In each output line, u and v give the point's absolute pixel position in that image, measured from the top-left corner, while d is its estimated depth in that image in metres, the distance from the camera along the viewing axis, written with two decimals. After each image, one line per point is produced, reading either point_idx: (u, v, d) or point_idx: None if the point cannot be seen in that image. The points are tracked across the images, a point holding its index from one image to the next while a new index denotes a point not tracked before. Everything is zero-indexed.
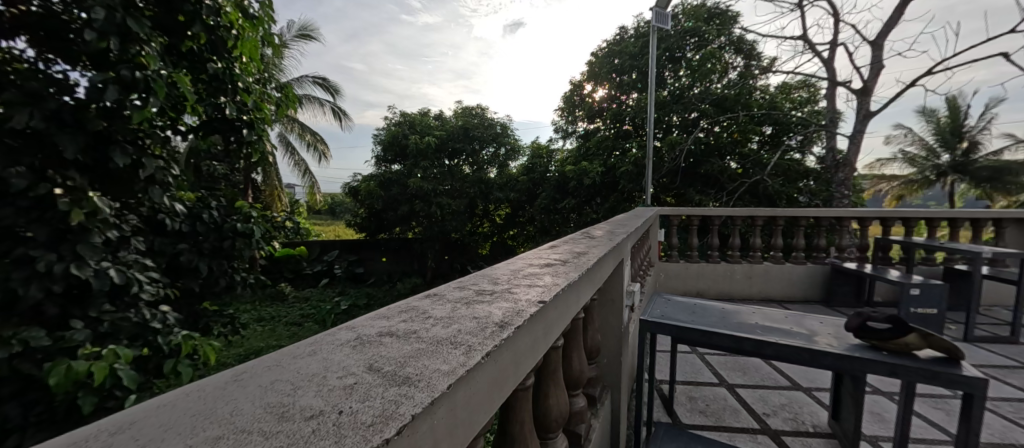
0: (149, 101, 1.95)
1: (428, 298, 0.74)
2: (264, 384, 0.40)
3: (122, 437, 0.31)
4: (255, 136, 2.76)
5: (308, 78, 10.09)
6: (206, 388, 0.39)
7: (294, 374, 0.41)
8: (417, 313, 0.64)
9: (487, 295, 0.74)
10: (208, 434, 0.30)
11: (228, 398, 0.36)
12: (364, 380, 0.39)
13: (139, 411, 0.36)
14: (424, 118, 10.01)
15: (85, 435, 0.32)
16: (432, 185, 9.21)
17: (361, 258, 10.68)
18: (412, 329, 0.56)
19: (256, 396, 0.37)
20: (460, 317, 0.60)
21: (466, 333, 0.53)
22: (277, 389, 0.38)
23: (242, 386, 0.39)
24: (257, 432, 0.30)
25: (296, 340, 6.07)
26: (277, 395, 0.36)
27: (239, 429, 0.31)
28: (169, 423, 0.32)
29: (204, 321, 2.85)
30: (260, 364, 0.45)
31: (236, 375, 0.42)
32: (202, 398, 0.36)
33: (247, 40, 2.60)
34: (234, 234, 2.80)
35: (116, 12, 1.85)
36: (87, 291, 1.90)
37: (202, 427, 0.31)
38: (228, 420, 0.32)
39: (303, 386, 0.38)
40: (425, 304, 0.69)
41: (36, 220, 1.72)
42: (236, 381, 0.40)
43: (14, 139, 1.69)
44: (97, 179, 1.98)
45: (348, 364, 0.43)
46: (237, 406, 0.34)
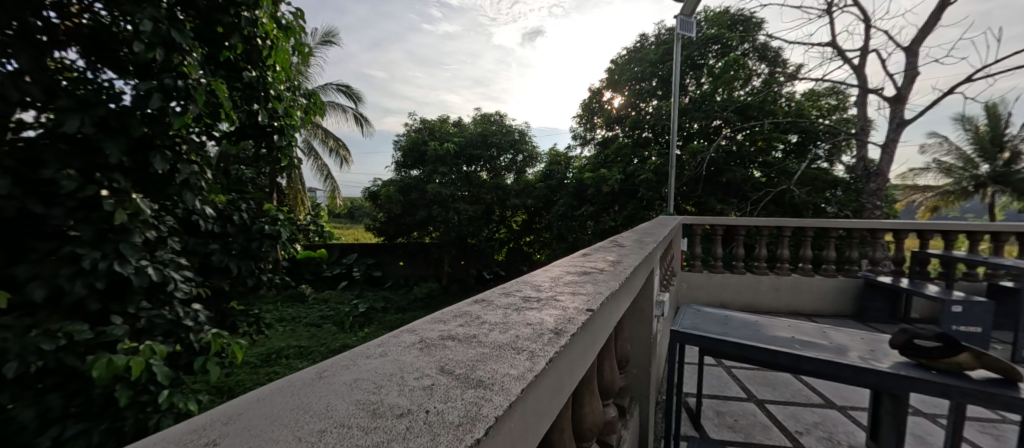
0: (189, 108, 2.05)
1: (478, 304, 0.75)
2: (345, 382, 0.41)
3: (235, 426, 0.33)
4: (285, 142, 2.89)
5: (333, 86, 10.40)
6: (295, 383, 0.42)
7: (373, 373, 0.42)
8: (472, 318, 0.65)
9: (535, 302, 0.74)
10: (310, 428, 0.32)
11: (317, 394, 0.38)
12: (440, 381, 0.41)
13: (240, 403, 0.38)
14: (443, 124, 10.12)
15: (200, 423, 0.34)
16: (449, 191, 9.25)
17: (378, 262, 10.83)
18: (471, 333, 0.57)
19: (346, 393, 0.38)
20: (514, 323, 0.61)
21: (526, 338, 0.53)
22: (362, 387, 0.39)
23: (328, 382, 0.41)
24: (355, 425, 0.32)
25: (315, 341, 6.18)
26: (362, 393, 0.38)
27: (337, 422, 0.32)
28: (272, 415, 0.34)
29: (232, 319, 2.96)
30: (335, 362, 0.47)
31: (320, 371, 0.45)
32: (297, 392, 0.39)
33: (281, 50, 2.70)
34: (261, 235, 2.92)
35: (162, 25, 1.96)
36: (122, 289, 1.97)
37: (304, 421, 0.33)
38: (327, 414, 0.34)
39: (386, 384, 0.40)
40: (477, 308, 0.71)
41: (83, 220, 1.82)
42: (321, 378, 0.42)
43: (65, 143, 1.81)
44: (138, 182, 2.08)
45: (423, 366, 0.44)
46: (329, 402, 0.36)
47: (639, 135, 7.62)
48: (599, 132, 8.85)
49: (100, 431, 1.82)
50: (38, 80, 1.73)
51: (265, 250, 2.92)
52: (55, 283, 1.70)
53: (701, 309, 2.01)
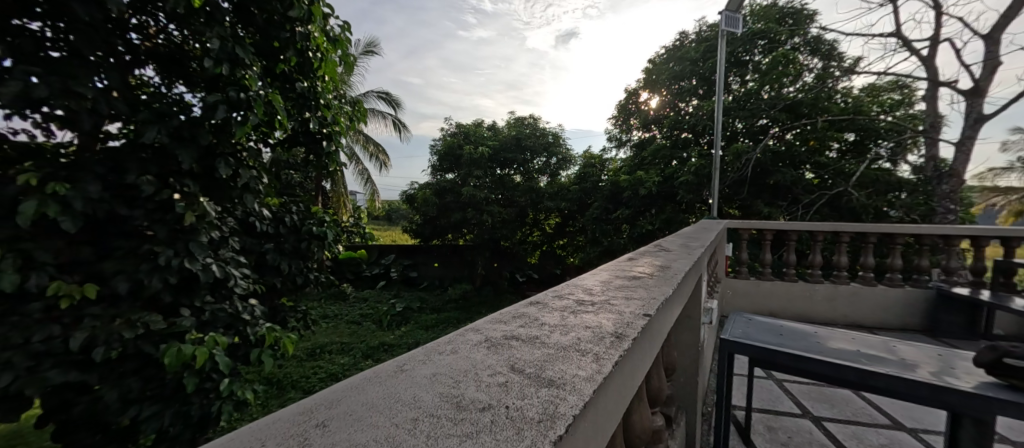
0: (249, 118, 2.21)
1: (534, 306, 0.78)
2: (423, 377, 0.49)
3: (342, 409, 0.42)
4: (332, 148, 3.03)
5: (373, 93, 10.82)
6: (382, 375, 0.50)
7: (449, 369, 0.49)
8: (530, 320, 0.68)
9: (590, 306, 0.75)
10: (404, 417, 0.39)
11: (403, 385, 0.46)
12: (513, 379, 0.46)
13: (342, 391, 0.48)
14: (478, 128, 10.23)
15: (315, 406, 0.44)
16: (483, 194, 9.32)
17: (414, 263, 11.09)
18: (532, 334, 0.60)
19: (429, 386, 0.45)
20: (573, 326, 0.63)
21: (587, 341, 0.56)
22: (443, 381, 0.46)
23: (411, 375, 0.48)
24: (443, 417, 0.38)
25: (354, 338, 6.43)
26: (443, 387, 0.45)
27: (426, 414, 0.39)
28: (371, 402, 0.43)
29: (283, 314, 3.15)
30: (413, 357, 0.55)
31: (402, 365, 0.53)
32: (386, 382, 0.47)
33: (330, 61, 2.85)
34: (310, 236, 3.08)
35: (228, 43, 2.13)
36: (191, 285, 2.16)
37: (398, 411, 0.40)
38: (415, 406, 0.41)
39: (462, 380, 0.46)
40: (534, 311, 0.73)
41: (157, 221, 2.00)
42: (404, 371, 0.50)
43: (145, 152, 2.00)
44: (205, 186, 2.27)
45: (494, 364, 0.49)
46: (417, 394, 0.43)
47: (679, 136, 7.37)
48: (635, 134, 8.66)
49: (170, 414, 1.99)
50: (124, 96, 1.92)
51: (313, 251, 3.08)
52: (136, 278, 1.88)
53: (751, 318, 1.93)
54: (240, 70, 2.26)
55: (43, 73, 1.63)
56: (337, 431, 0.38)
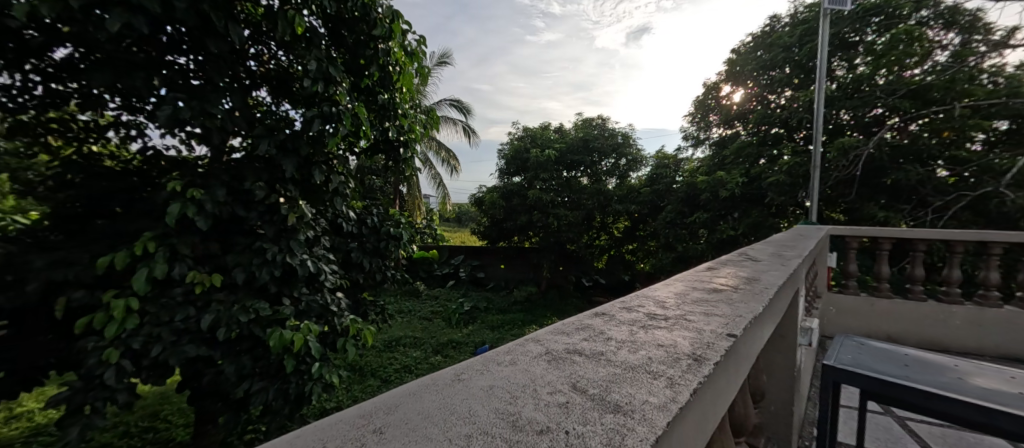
0: (339, 129, 2.41)
1: (602, 318, 0.91)
2: (479, 387, 0.58)
3: (398, 416, 0.51)
4: (409, 155, 3.18)
5: (446, 101, 11.34)
6: (438, 383, 0.60)
7: (504, 385, 0.58)
8: (597, 333, 0.80)
9: (664, 320, 0.88)
10: (458, 431, 0.47)
11: (459, 396, 0.55)
12: (573, 399, 0.54)
13: (400, 394, 0.58)
14: (545, 131, 10.17)
15: (376, 408, 0.54)
16: (550, 196, 9.26)
17: (482, 263, 11.29)
18: (598, 350, 0.71)
19: (484, 400, 0.54)
20: (646, 343, 0.73)
21: (659, 362, 0.64)
22: (499, 396, 0.55)
23: (467, 386, 0.58)
24: (496, 433, 0.46)
25: (426, 333, 6.75)
26: (498, 402, 0.53)
27: (479, 429, 0.47)
28: (425, 412, 0.52)
29: (365, 308, 3.39)
30: (469, 368, 0.65)
31: (458, 375, 0.63)
32: (441, 391, 0.57)
33: (407, 74, 3.00)
34: (388, 237, 3.27)
35: (324, 63, 2.35)
36: (291, 278, 2.41)
37: (455, 423, 0.49)
38: (470, 420, 0.49)
39: (518, 396, 0.55)
40: (601, 323, 0.86)
41: (268, 220, 2.27)
42: (460, 381, 0.60)
43: (259, 162, 2.29)
44: (303, 192, 2.53)
45: (554, 381, 0.59)
46: (471, 407, 0.52)
47: (768, 132, 6.66)
48: (715, 131, 8.06)
49: (274, 391, 2.24)
50: (244, 114, 2.22)
51: (390, 250, 3.27)
52: (250, 270, 2.16)
53: (864, 343, 1.67)
54: (334, 88, 2.48)
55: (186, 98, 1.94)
56: (396, 437, 0.47)
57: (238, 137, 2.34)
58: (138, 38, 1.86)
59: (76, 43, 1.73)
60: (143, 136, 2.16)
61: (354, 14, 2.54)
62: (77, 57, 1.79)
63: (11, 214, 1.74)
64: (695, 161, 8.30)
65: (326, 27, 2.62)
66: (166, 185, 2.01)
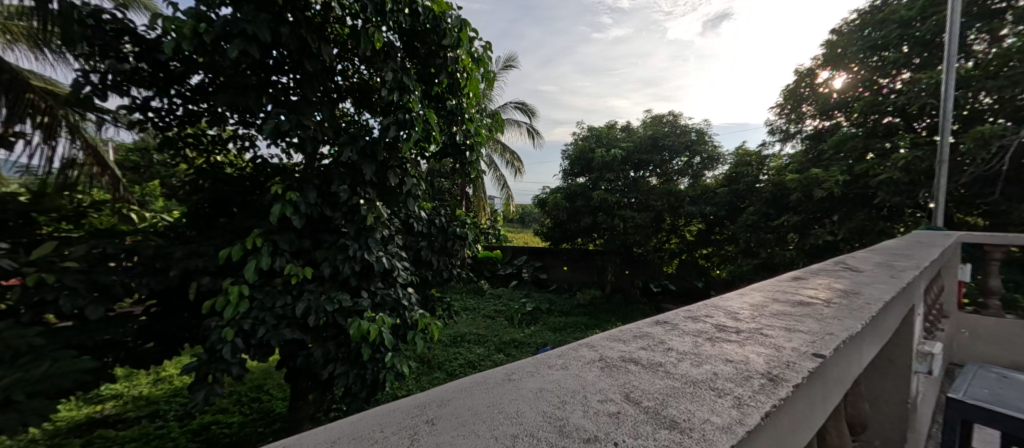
0: (411, 134, 2.50)
1: (661, 327, 0.86)
2: (529, 389, 0.59)
3: (447, 409, 0.55)
4: (474, 158, 3.20)
5: (511, 104, 11.49)
6: (490, 381, 0.62)
7: (555, 389, 0.58)
8: (657, 342, 0.75)
9: (735, 334, 0.81)
10: (504, 431, 0.49)
11: (509, 396, 0.57)
12: (626, 410, 0.53)
13: (451, 389, 0.62)
14: (610, 131, 9.48)
15: (428, 400, 0.58)
16: (615, 197, 8.51)
17: (545, 265, 10.83)
18: (656, 360, 0.67)
19: (533, 402, 0.55)
20: (710, 357, 0.68)
21: (725, 378, 0.60)
22: (548, 400, 0.55)
23: (517, 387, 0.60)
24: (543, 438, 0.47)
25: (492, 330, 6.87)
26: (546, 406, 0.54)
27: (525, 431, 0.48)
28: (474, 408, 0.54)
29: (433, 304, 3.52)
30: (521, 369, 0.67)
31: (510, 375, 0.64)
32: (490, 389, 0.59)
33: (474, 80, 3.03)
34: (455, 236, 3.36)
35: (399, 74, 2.48)
36: (369, 273, 2.58)
37: (502, 422, 0.50)
38: (517, 421, 0.50)
39: (567, 402, 0.55)
40: (660, 333, 0.81)
41: (350, 219, 2.45)
42: (510, 381, 0.62)
43: (343, 168, 2.49)
44: (380, 194, 2.68)
45: (607, 389, 0.58)
46: (520, 408, 0.53)
47: (876, 123, 5.85)
48: (809, 123, 7.21)
49: (352, 376, 2.41)
50: (331, 124, 2.42)
51: (457, 249, 3.36)
52: (334, 265, 2.37)
53: (1007, 375, 1.46)
54: (408, 96, 2.59)
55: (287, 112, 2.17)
56: (445, 430, 0.50)
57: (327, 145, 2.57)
58: (252, 63, 2.18)
59: (206, 70, 2.19)
60: (253, 146, 2.57)
61: (426, 26, 2.67)
62: (208, 82, 2.25)
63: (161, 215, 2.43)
64: (784, 158, 7.32)
65: (401, 41, 2.78)
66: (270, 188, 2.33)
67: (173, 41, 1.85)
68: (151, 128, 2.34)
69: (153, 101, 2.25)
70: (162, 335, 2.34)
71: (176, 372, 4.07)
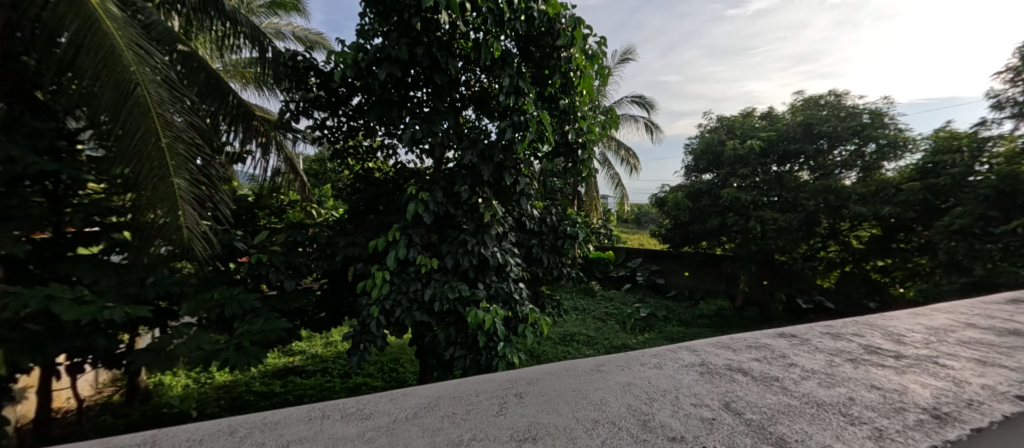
0: (526, 135, 2.60)
1: (763, 366, 1.16)
2: (618, 382, 1.11)
3: (537, 386, 1.11)
4: (586, 156, 3.16)
5: (627, 100, 10.97)
6: (583, 372, 1.19)
7: (643, 386, 1.06)
8: (740, 372, 1.13)
9: (831, 377, 1.07)
10: (590, 401, 1.00)
11: (596, 383, 1.10)
12: (718, 409, 0.93)
13: (544, 372, 1.20)
14: (748, 120, 7.29)
15: (530, 377, 1.17)
16: (751, 195, 6.53)
17: (662, 268, 9.51)
18: (733, 383, 1.06)
19: (620, 390, 1.05)
20: (791, 387, 1.03)
21: (795, 401, 0.95)
22: (632, 390, 1.05)
23: (602, 377, 1.14)
24: (619, 414, 0.92)
25: (602, 335, 6.60)
26: (633, 394, 1.02)
27: (603, 409, 0.95)
28: (561, 387, 1.10)
29: (543, 300, 3.61)
30: (600, 367, 1.21)
31: (597, 369, 1.20)
32: (580, 376, 1.16)
33: (587, 76, 2.95)
34: (566, 235, 3.38)
35: (515, 79, 2.61)
36: (485, 267, 2.78)
37: (587, 399, 1.01)
38: (599, 397, 1.01)
39: (656, 398, 0.99)
40: (758, 369, 1.14)
41: (472, 218, 2.69)
42: (598, 372, 1.18)
43: (466, 170, 2.71)
44: (496, 193, 2.88)
45: (704, 397, 0.99)
46: (601, 391, 1.05)
47: None
48: None
49: (469, 358, 2.61)
50: (457, 131, 2.66)
51: (567, 248, 3.38)
52: (456, 257, 2.61)
53: None
54: (523, 99, 2.70)
55: (419, 123, 2.48)
56: (529, 398, 1.04)
57: (452, 150, 2.85)
58: (396, 82, 2.55)
59: (363, 92, 2.62)
60: (395, 154, 2.95)
61: (540, 29, 2.74)
62: (365, 102, 2.70)
63: (330, 213, 3.11)
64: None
65: (518, 47, 2.92)
66: (407, 190, 2.68)
67: (341, 71, 2.33)
68: (327, 142, 2.92)
69: (327, 121, 2.78)
70: (332, 308, 2.87)
71: (338, 340, 4.93)
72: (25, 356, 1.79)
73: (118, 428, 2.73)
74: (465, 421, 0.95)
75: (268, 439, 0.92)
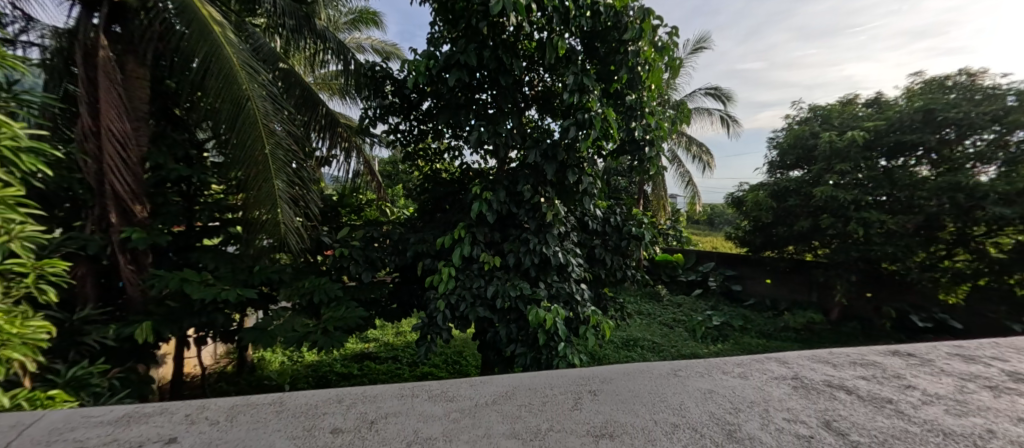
0: (591, 133, 2.54)
1: (868, 392, 1.20)
2: (699, 389, 1.24)
3: (610, 386, 1.28)
4: (655, 153, 2.99)
5: (700, 92, 10.30)
6: (661, 376, 1.34)
7: (727, 398, 1.18)
8: (832, 394, 1.19)
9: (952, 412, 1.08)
10: (669, 406, 1.14)
11: (676, 389, 1.24)
12: (816, 430, 1.01)
13: (618, 372, 1.37)
14: (850, 107, 6.35)
15: (605, 376, 1.35)
16: (852, 193, 5.65)
17: (739, 274, 8.76)
18: (833, 406, 1.12)
19: (703, 398, 1.18)
20: (897, 416, 1.06)
21: (896, 430, 0.99)
22: (715, 400, 1.16)
23: (682, 384, 1.27)
24: (702, 422, 1.05)
25: (668, 341, 6.27)
26: (717, 405, 1.14)
27: (685, 416, 1.09)
28: (639, 389, 1.26)
29: (605, 302, 3.53)
30: (677, 374, 1.35)
31: (676, 375, 1.34)
32: (659, 382, 1.30)
33: (657, 70, 2.80)
34: (630, 236, 3.27)
35: (580, 76, 2.57)
36: (546, 266, 2.76)
37: (666, 404, 1.16)
38: (680, 404, 1.15)
39: (744, 410, 1.10)
40: (862, 396, 1.17)
41: (535, 218, 2.70)
42: (676, 379, 1.31)
43: (528, 170, 2.72)
44: (559, 194, 2.87)
45: (805, 416, 1.06)
46: (682, 399, 1.18)
47: None
48: None
49: (529, 356, 2.63)
50: (520, 131, 2.68)
51: (632, 249, 3.27)
52: (518, 256, 2.64)
53: None
54: (588, 96, 2.64)
55: (485, 124, 2.54)
56: (604, 396, 1.22)
57: (515, 151, 2.88)
58: (463, 85, 2.63)
59: (433, 97, 2.75)
60: (460, 155, 3.05)
61: (606, 25, 2.69)
62: (434, 107, 2.82)
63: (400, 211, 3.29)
64: None
65: (583, 44, 2.88)
66: (472, 191, 2.76)
67: (413, 79, 2.46)
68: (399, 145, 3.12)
69: (400, 125, 2.96)
70: (402, 300, 3.06)
71: (406, 331, 5.22)
72: (168, 327, 2.19)
73: (230, 394, 3.17)
74: (542, 411, 1.15)
75: (369, 410, 1.21)
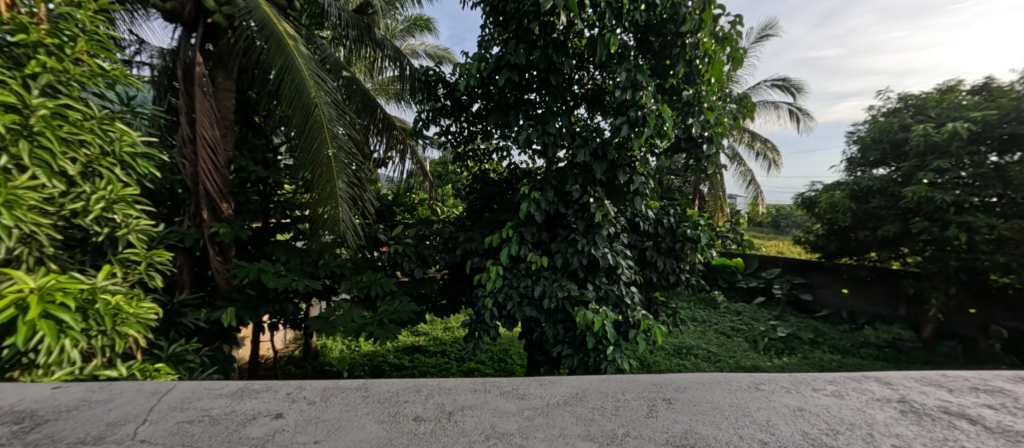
0: (645, 130, 2.43)
1: (995, 421, 1.09)
2: (786, 407, 1.18)
3: (689, 395, 1.25)
4: (714, 150, 2.75)
5: (766, 84, 9.59)
6: (741, 389, 1.28)
7: (821, 419, 1.11)
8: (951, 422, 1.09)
9: None
10: (759, 424, 1.09)
11: (759, 405, 1.19)
12: None
13: (695, 380, 1.32)
14: (952, 94, 5.54)
15: (681, 385, 1.30)
16: (952, 194, 4.97)
17: (808, 282, 8.04)
18: (946, 433, 1.04)
19: (796, 418, 1.12)
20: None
21: None
22: (811, 421, 1.10)
23: (763, 399, 1.22)
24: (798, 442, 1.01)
25: (725, 351, 5.90)
26: (810, 425, 1.08)
27: (778, 436, 1.04)
28: (718, 401, 1.21)
29: (656, 307, 3.38)
30: (757, 387, 1.29)
31: (757, 390, 1.27)
32: (740, 395, 1.24)
33: (717, 62, 2.63)
34: (684, 238, 3.12)
35: (632, 72, 2.47)
36: (595, 268, 2.71)
37: (755, 420, 1.11)
38: (771, 422, 1.10)
39: (843, 432, 1.04)
40: (982, 424, 1.08)
41: (584, 219, 2.65)
42: (757, 393, 1.25)
43: (577, 169, 2.67)
44: (609, 193, 2.80)
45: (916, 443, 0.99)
46: (769, 416, 1.13)
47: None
48: None
49: (576, 358, 2.58)
50: (569, 130, 2.64)
51: (686, 252, 3.11)
52: (565, 256, 2.60)
53: None
54: (642, 92, 2.52)
55: (534, 124, 2.53)
56: (685, 404, 1.19)
57: (564, 150, 2.85)
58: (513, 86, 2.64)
59: (484, 98, 2.80)
60: (508, 155, 3.07)
61: (662, 17, 2.59)
62: (484, 108, 2.87)
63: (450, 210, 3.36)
64: None
65: (636, 39, 2.79)
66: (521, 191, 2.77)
67: (465, 80, 2.52)
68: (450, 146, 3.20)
69: (451, 126, 3.04)
70: (452, 297, 3.13)
71: (454, 328, 5.34)
72: (248, 314, 2.41)
73: (298, 377, 3.44)
74: (620, 417, 1.13)
75: (445, 401, 1.25)
